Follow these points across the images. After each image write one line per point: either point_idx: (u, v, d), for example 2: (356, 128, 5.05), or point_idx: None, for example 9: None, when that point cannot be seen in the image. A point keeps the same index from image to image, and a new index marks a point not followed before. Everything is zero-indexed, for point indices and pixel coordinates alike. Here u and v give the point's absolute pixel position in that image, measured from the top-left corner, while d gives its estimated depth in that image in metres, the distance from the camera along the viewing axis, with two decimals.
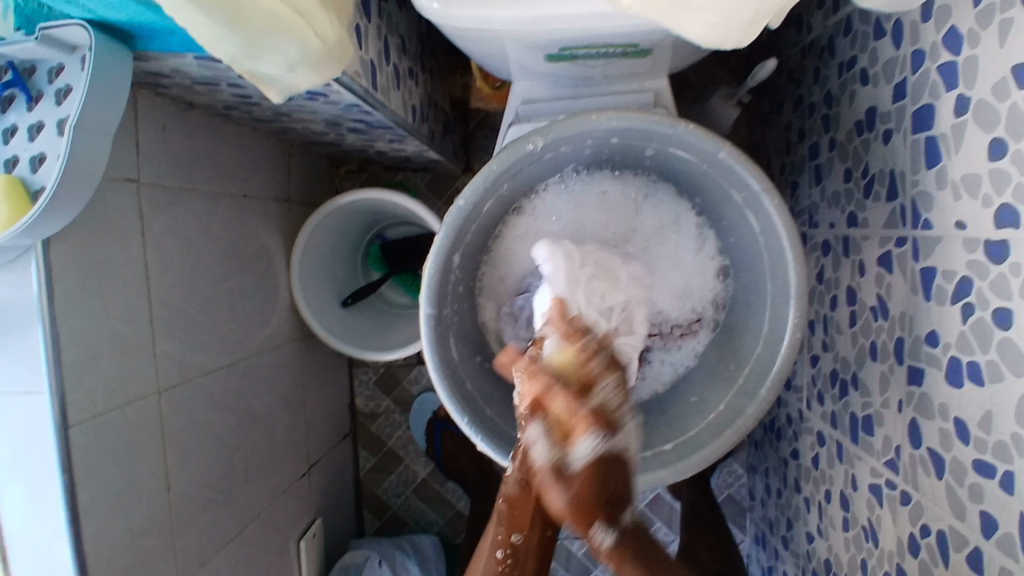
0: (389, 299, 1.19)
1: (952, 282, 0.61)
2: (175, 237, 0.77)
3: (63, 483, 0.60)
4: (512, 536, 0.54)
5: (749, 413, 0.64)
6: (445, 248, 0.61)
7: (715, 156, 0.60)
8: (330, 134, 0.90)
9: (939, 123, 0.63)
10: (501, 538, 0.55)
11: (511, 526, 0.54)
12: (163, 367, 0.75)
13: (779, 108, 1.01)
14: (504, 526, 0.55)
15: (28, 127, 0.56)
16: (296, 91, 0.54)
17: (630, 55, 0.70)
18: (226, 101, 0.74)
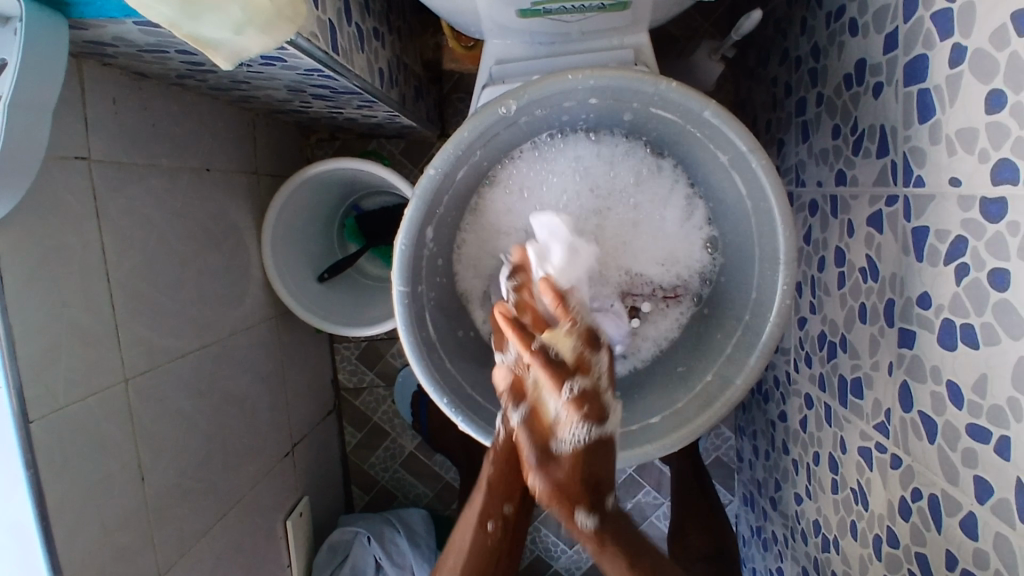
0: (368, 272, 1.16)
1: (946, 242, 0.59)
2: (134, 218, 0.73)
3: (26, 482, 0.57)
4: (503, 505, 0.60)
5: (738, 383, 0.63)
6: (417, 220, 0.58)
7: (700, 115, 0.57)
8: (295, 101, 0.85)
9: (933, 75, 0.60)
10: (490, 510, 0.59)
11: (503, 497, 0.60)
12: (130, 355, 0.71)
13: (764, 62, 0.97)
14: (501, 496, 0.60)
15: None
16: (247, 56, 0.50)
17: (607, 7, 0.66)
18: (179, 68, 0.69)
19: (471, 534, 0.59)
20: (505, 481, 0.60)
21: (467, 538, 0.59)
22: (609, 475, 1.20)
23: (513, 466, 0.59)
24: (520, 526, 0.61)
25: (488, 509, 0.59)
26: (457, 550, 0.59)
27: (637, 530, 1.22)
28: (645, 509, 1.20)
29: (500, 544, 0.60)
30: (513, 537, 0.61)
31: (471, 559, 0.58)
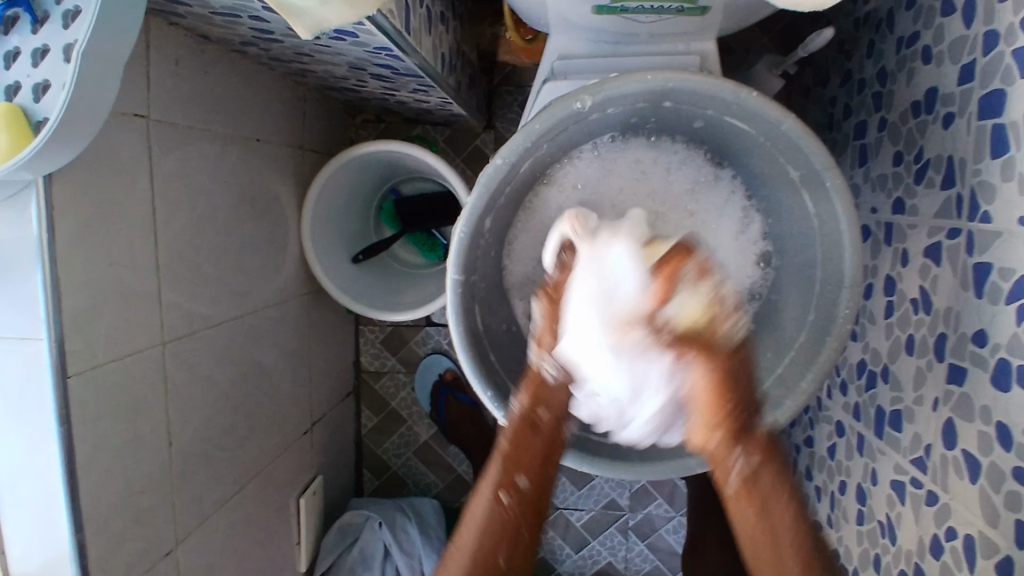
0: (400, 257, 1.15)
1: (1010, 281, 0.57)
2: (184, 181, 0.73)
3: (60, 434, 0.57)
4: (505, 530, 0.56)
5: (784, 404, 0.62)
6: (478, 210, 0.57)
7: (776, 128, 0.56)
8: (351, 79, 0.85)
9: (1011, 110, 0.58)
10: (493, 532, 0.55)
11: (515, 463, 0.58)
12: (168, 317, 0.71)
13: (824, 81, 0.96)
14: (512, 464, 0.57)
15: (31, 51, 0.50)
16: (327, 28, 0.49)
17: (684, 11, 0.65)
18: (245, 35, 0.69)
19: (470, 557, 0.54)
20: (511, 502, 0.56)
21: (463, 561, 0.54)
22: (622, 484, 1.19)
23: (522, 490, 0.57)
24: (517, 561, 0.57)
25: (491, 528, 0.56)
26: (469, 524, 0.56)
27: (645, 541, 1.21)
28: (655, 521, 1.19)
29: (514, 513, 0.56)
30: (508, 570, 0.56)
31: (482, 528, 0.55)
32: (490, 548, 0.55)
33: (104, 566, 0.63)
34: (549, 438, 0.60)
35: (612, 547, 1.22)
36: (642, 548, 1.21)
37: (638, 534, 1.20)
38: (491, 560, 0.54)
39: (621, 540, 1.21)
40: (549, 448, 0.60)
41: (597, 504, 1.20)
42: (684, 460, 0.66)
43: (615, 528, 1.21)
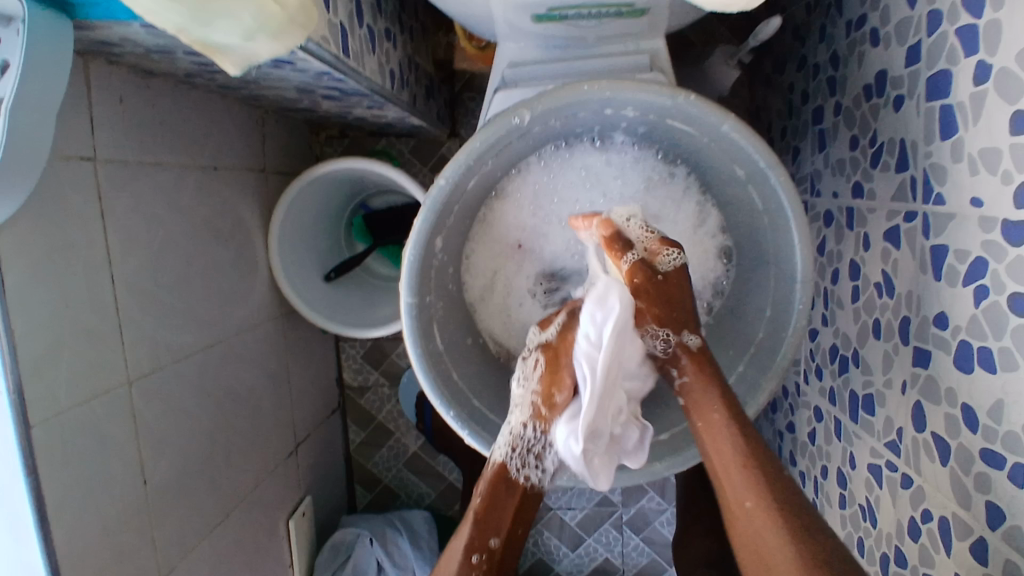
0: (375, 271, 1.15)
1: (965, 263, 0.57)
2: (140, 218, 0.72)
3: (27, 485, 0.56)
4: (490, 539, 0.56)
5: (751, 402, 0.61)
6: (426, 231, 0.57)
7: (719, 129, 0.56)
8: (304, 101, 0.84)
9: (956, 92, 0.58)
10: (476, 543, 0.56)
11: (487, 532, 0.56)
12: (133, 356, 0.71)
13: (781, 67, 0.96)
14: (483, 532, 0.56)
15: None
16: (256, 61, 0.49)
17: (624, 14, 0.65)
18: (187, 68, 0.68)
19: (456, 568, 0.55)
20: (491, 512, 0.57)
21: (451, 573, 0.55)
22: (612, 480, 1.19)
23: (500, 499, 0.57)
24: (505, 558, 0.58)
25: (474, 543, 0.56)
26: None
27: (639, 535, 1.21)
28: (648, 515, 1.20)
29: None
30: (499, 570, 0.57)
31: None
32: None
33: None
34: (521, 498, 0.58)
35: (607, 543, 1.22)
36: (637, 542, 1.21)
37: (633, 529, 1.21)
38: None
39: (616, 536, 1.22)
40: (522, 508, 0.59)
41: (590, 502, 1.20)
42: (651, 465, 0.65)
43: (609, 524, 1.21)
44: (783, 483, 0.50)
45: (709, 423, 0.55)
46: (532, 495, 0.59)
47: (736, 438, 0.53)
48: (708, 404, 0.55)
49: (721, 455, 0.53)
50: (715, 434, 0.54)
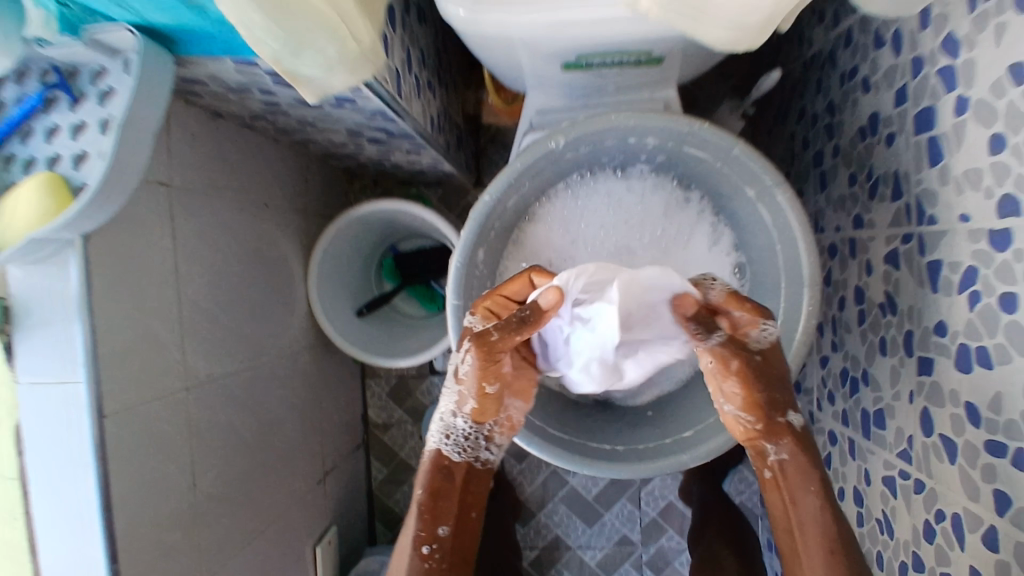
0: (404, 311, 1.21)
1: (959, 272, 0.63)
2: (203, 242, 0.79)
3: (97, 476, 0.60)
4: (434, 529, 0.58)
5: None
6: (471, 241, 0.65)
7: (729, 153, 0.63)
8: (349, 145, 0.92)
9: (940, 123, 0.66)
10: (423, 535, 0.58)
11: (434, 523, 0.58)
12: (190, 368, 0.76)
13: (782, 119, 1.04)
14: (429, 522, 0.58)
15: (69, 126, 0.56)
16: (329, 90, 0.56)
17: (643, 62, 0.73)
18: (255, 111, 0.76)
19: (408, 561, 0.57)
20: (433, 503, 0.59)
21: (403, 566, 0.57)
22: (632, 518, 1.21)
23: (442, 489, 0.59)
24: (459, 545, 0.60)
25: (421, 535, 0.58)
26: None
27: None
28: (668, 554, 1.22)
29: (438, 566, 0.58)
30: (453, 558, 0.59)
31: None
32: None
33: None
34: (464, 478, 0.61)
35: None
36: None
37: (653, 569, 1.22)
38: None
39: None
40: (466, 494, 0.61)
41: (610, 541, 1.22)
42: (677, 454, 0.69)
43: (629, 564, 1.22)
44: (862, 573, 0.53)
45: (796, 502, 0.56)
46: (476, 479, 0.61)
47: (827, 519, 0.55)
48: (801, 489, 0.56)
49: (804, 538, 0.55)
50: (803, 512, 0.56)
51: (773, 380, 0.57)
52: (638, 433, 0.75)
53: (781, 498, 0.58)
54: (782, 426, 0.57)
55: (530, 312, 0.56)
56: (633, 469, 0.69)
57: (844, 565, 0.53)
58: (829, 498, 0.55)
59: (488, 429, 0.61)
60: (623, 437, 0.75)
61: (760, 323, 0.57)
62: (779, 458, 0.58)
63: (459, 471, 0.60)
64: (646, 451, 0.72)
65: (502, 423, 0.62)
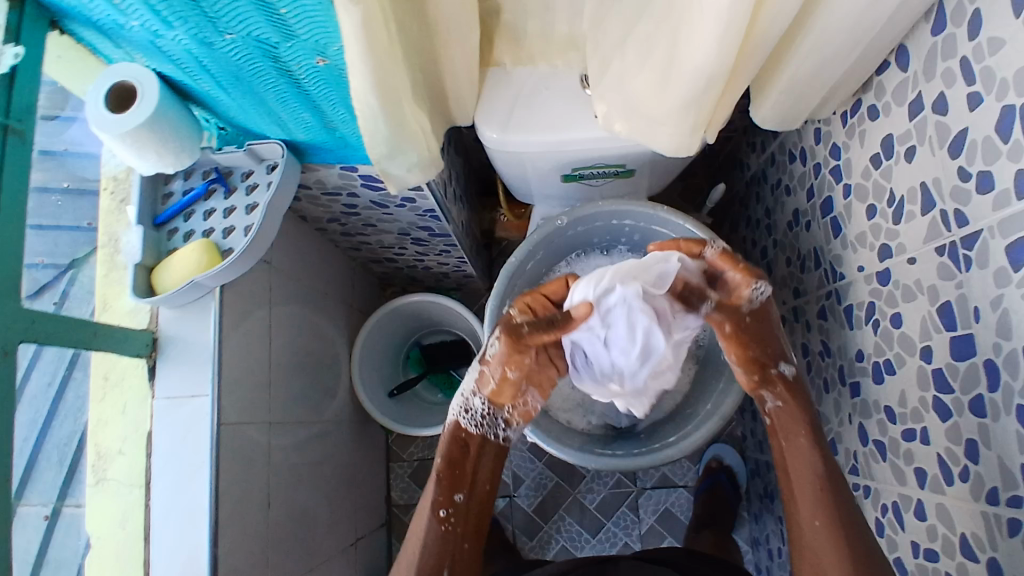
0: (426, 397, 1.38)
1: (863, 308, 0.85)
2: (285, 313, 1.01)
3: (211, 468, 0.79)
4: (450, 495, 0.76)
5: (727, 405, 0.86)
6: (501, 291, 0.89)
7: (684, 227, 0.88)
8: (395, 246, 1.17)
9: (836, 206, 0.90)
10: (441, 500, 0.76)
11: (446, 492, 0.76)
12: (270, 411, 0.94)
13: (733, 227, 1.31)
14: (446, 489, 0.76)
15: (223, 209, 0.81)
16: (407, 184, 0.81)
17: (620, 173, 0.98)
18: (335, 212, 1.01)
19: (428, 520, 0.75)
20: (449, 473, 0.77)
21: (423, 524, 0.75)
22: None
23: (458, 461, 0.77)
24: (469, 510, 0.77)
25: (439, 500, 0.76)
26: (416, 541, 0.75)
27: None
28: None
29: (452, 527, 0.76)
30: (466, 519, 0.77)
31: (428, 547, 0.74)
32: (435, 557, 0.74)
33: None
34: (477, 449, 0.78)
35: None
36: None
37: None
38: (437, 568, 0.74)
39: None
40: (476, 469, 0.79)
41: None
42: (664, 452, 0.87)
43: None
44: (842, 499, 0.73)
45: (794, 444, 0.77)
46: (485, 454, 0.79)
47: (815, 460, 0.75)
48: (796, 436, 0.77)
49: (800, 474, 0.76)
50: (798, 453, 0.76)
51: (766, 338, 0.76)
52: (633, 443, 0.93)
53: (780, 441, 0.79)
54: (774, 375, 0.78)
55: (563, 316, 0.69)
56: (632, 461, 0.87)
57: (831, 491, 0.73)
58: (817, 441, 0.76)
59: (505, 413, 0.78)
60: (622, 445, 0.93)
61: (752, 285, 0.71)
62: (776, 410, 0.79)
63: (473, 445, 0.78)
64: (639, 452, 0.89)
65: (519, 411, 0.78)
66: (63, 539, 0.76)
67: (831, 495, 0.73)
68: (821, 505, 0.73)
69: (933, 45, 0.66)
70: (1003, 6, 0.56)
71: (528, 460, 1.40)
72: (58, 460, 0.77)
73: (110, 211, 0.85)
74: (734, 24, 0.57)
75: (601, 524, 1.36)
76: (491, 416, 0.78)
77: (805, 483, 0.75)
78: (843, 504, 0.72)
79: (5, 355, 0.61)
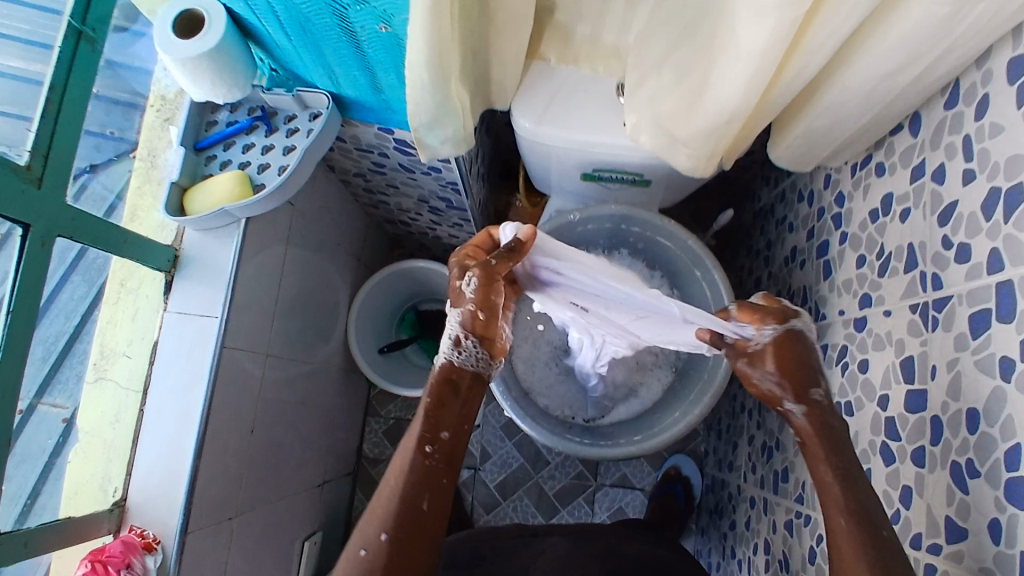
0: (413, 360, 1.44)
1: (836, 350, 0.90)
2: (299, 256, 1.05)
3: (209, 383, 0.82)
4: (439, 430, 0.67)
5: (695, 413, 0.92)
6: None
7: (685, 243, 0.94)
8: (412, 211, 1.22)
9: (832, 251, 0.96)
10: (428, 434, 0.67)
11: (435, 425, 0.67)
12: (270, 342, 0.99)
13: (733, 254, 1.37)
14: (434, 422, 0.67)
15: (262, 145, 0.86)
16: (437, 155, 0.86)
17: (636, 183, 1.04)
18: (362, 168, 1.06)
19: (412, 454, 0.66)
20: (438, 408, 0.68)
21: (406, 458, 0.66)
22: None
23: (448, 397, 0.68)
24: (457, 452, 0.69)
25: (427, 435, 0.67)
26: (395, 474, 0.66)
27: None
28: None
29: (437, 465, 0.67)
30: (452, 460, 0.68)
31: (408, 480, 0.66)
32: (410, 495, 0.65)
33: (199, 507, 0.83)
34: (469, 389, 0.70)
35: None
36: None
37: None
38: (412, 504, 0.65)
39: None
40: (468, 412, 0.70)
41: None
42: (630, 447, 0.93)
43: None
44: (886, 537, 0.62)
45: (816, 458, 0.69)
46: (477, 395, 0.71)
47: (839, 478, 0.66)
48: (819, 449, 0.68)
49: (821, 490, 0.67)
50: (822, 466, 0.68)
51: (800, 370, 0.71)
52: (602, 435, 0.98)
53: (808, 455, 0.70)
54: (808, 395, 0.70)
55: (514, 243, 0.66)
56: (598, 451, 0.93)
57: (862, 522, 0.63)
58: (840, 461, 0.67)
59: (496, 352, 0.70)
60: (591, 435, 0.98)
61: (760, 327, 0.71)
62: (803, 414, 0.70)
63: (462, 386, 0.69)
64: (608, 444, 0.95)
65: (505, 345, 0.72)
66: (34, 433, 0.72)
67: (856, 519, 0.63)
68: (850, 537, 0.63)
69: (943, 119, 0.71)
70: (1008, 97, 0.61)
71: (500, 439, 1.46)
72: (44, 353, 0.72)
73: (153, 128, 0.90)
74: (762, 69, 0.62)
75: (555, 511, 1.42)
76: (478, 351, 0.69)
77: (834, 507, 0.65)
78: (884, 541, 0.62)
79: (43, 243, 0.65)
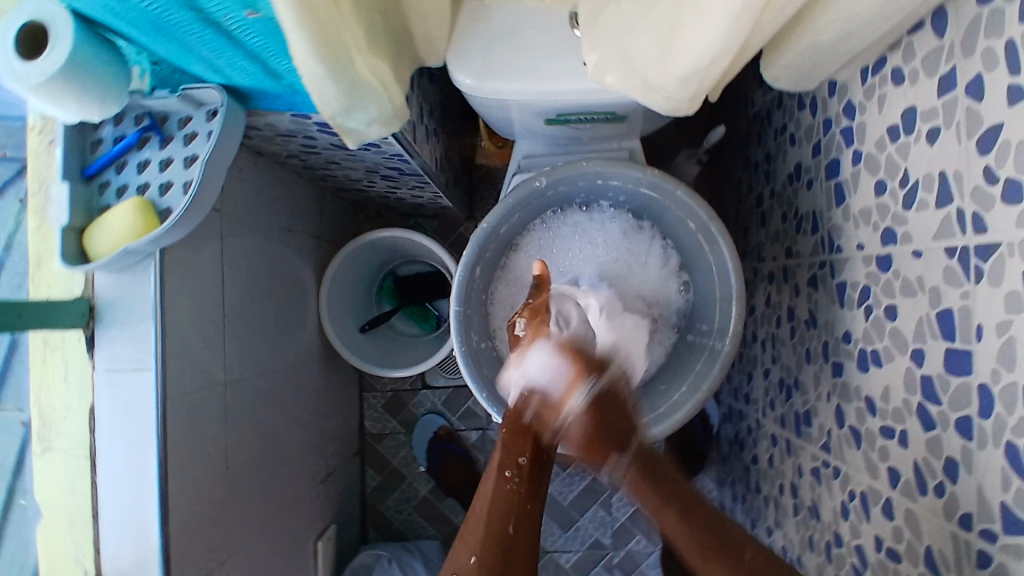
0: (400, 329, 1.35)
1: (858, 289, 0.79)
2: (242, 261, 0.93)
3: (159, 442, 0.73)
4: (518, 456, 0.68)
5: (705, 386, 0.82)
6: (471, 259, 0.82)
7: (673, 192, 0.81)
8: (363, 180, 1.08)
9: (844, 172, 0.82)
10: (509, 460, 0.68)
11: (513, 451, 0.69)
12: (228, 365, 0.89)
13: (729, 165, 1.22)
14: (513, 448, 0.69)
15: (158, 161, 0.72)
16: (366, 139, 0.71)
17: (610, 119, 0.89)
18: (291, 150, 0.91)
19: (494, 483, 0.67)
20: (522, 438, 0.69)
21: (490, 489, 0.67)
22: (604, 523, 1.37)
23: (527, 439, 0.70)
24: (537, 475, 0.69)
25: (507, 461, 0.68)
26: (482, 500, 0.68)
27: None
28: (636, 557, 1.36)
29: (518, 489, 0.67)
30: (533, 485, 0.68)
31: (493, 507, 0.66)
32: (500, 520, 0.65)
33: (182, 568, 0.77)
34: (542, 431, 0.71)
35: None
36: None
37: (622, 571, 1.37)
38: (500, 527, 0.65)
39: None
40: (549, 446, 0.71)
41: (583, 545, 1.37)
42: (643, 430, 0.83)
43: (600, 567, 1.37)
44: None
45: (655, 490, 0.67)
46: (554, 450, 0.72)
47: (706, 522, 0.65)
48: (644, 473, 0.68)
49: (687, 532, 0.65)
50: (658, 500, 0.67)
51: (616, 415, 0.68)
52: None
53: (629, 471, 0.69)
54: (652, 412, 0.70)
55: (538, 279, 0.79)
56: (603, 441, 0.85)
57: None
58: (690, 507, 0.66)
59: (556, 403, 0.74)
60: None
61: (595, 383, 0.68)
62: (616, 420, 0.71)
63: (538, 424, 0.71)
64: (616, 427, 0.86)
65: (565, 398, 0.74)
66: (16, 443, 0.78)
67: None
68: None
69: (979, 17, 0.56)
70: None
71: None
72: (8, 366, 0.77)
73: (39, 154, 0.76)
74: None
75: None
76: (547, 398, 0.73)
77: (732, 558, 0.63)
78: None
79: None
